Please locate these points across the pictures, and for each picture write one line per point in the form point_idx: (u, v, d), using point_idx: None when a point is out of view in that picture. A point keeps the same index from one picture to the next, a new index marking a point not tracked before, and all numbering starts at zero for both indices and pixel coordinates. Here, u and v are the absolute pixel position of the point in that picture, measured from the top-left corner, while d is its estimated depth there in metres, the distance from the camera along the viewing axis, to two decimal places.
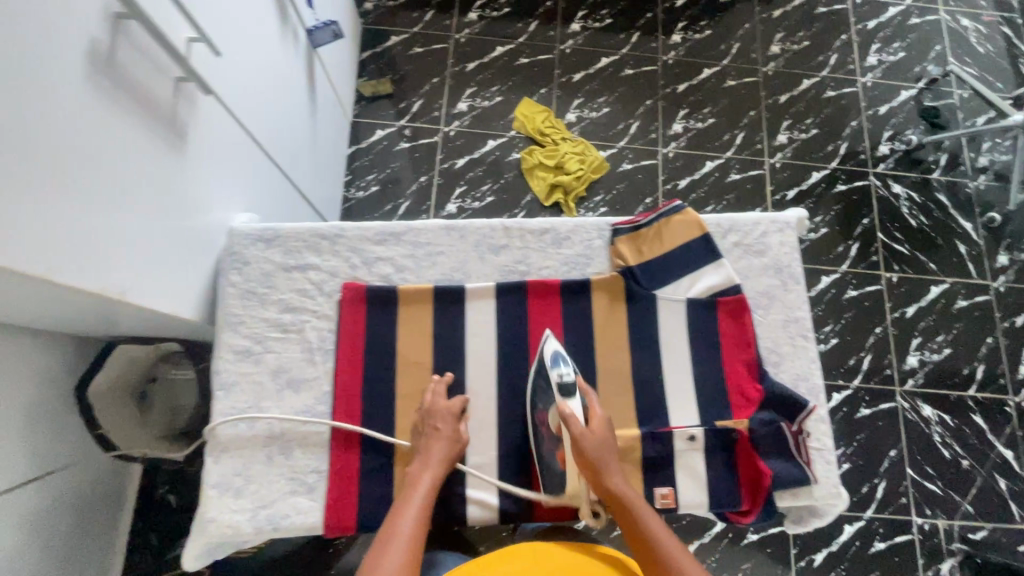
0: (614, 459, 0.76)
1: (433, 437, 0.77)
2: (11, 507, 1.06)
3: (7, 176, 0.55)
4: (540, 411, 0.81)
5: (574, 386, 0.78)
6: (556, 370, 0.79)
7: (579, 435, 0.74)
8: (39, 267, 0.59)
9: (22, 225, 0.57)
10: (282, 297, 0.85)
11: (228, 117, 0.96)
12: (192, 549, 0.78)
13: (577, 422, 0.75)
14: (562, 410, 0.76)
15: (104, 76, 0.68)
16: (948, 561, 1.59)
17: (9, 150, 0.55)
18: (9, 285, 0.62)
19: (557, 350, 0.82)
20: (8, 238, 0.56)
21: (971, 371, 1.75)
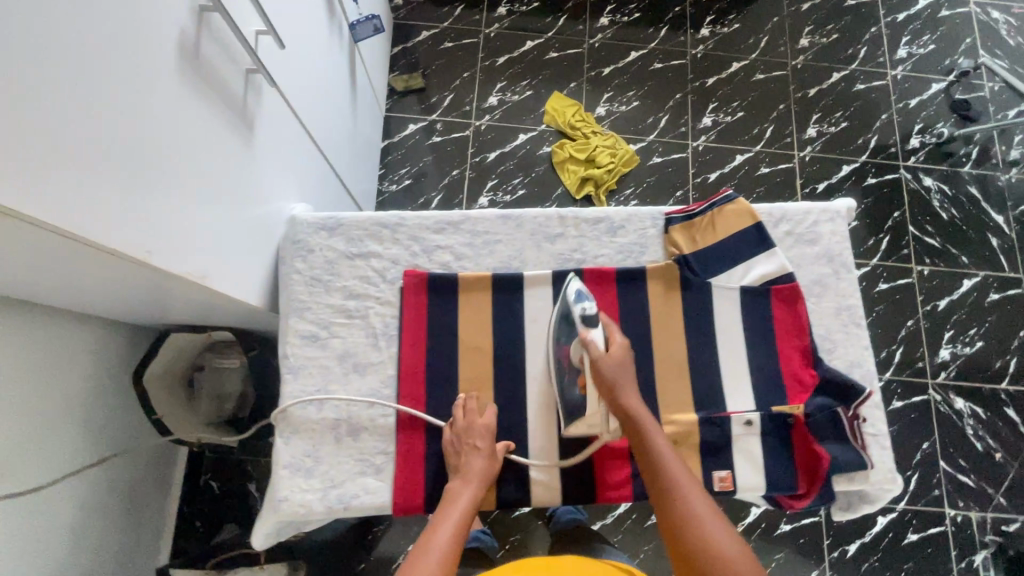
0: (632, 386, 0.80)
1: (471, 450, 0.79)
2: (71, 489, 1.09)
3: (108, 160, 0.58)
4: (563, 347, 0.85)
5: (596, 318, 0.82)
6: (579, 305, 0.83)
7: (599, 359, 0.79)
8: (134, 248, 0.63)
9: (117, 208, 0.60)
10: (346, 283, 0.88)
11: (288, 109, 0.98)
12: (264, 527, 0.81)
13: (596, 348, 0.80)
14: (584, 339, 0.81)
15: (190, 68, 0.70)
16: (982, 553, 1.59)
17: (110, 135, 0.58)
18: (107, 265, 0.65)
19: (581, 289, 0.85)
20: (108, 219, 0.59)
21: (1003, 365, 1.75)
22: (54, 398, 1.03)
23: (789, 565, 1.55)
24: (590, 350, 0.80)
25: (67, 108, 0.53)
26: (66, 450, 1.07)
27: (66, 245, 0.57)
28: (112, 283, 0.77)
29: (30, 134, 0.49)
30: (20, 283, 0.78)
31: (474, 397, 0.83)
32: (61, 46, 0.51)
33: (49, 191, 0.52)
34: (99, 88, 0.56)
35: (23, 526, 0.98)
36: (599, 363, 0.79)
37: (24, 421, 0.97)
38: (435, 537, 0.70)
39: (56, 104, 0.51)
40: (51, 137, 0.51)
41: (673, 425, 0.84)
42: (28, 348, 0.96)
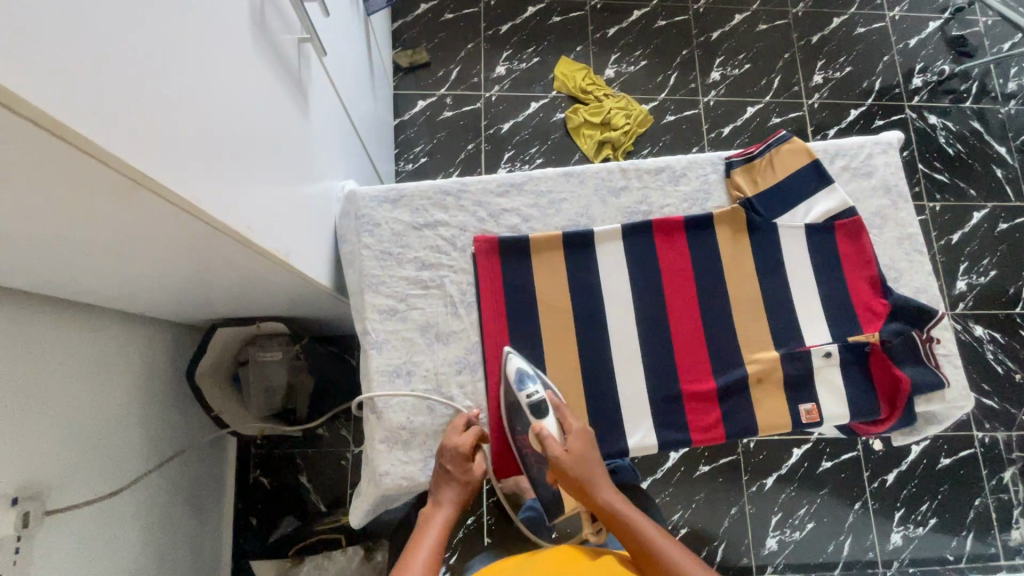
0: (598, 470, 0.78)
1: (455, 479, 0.76)
2: (138, 495, 1.07)
3: (212, 135, 0.59)
4: (519, 433, 0.81)
5: (544, 404, 0.78)
6: (525, 390, 0.79)
7: (559, 457, 0.76)
8: (240, 225, 0.63)
9: (227, 185, 0.61)
10: (417, 255, 0.86)
11: (331, 83, 0.97)
12: (366, 502, 0.81)
13: (554, 446, 0.77)
14: (539, 433, 0.78)
15: (259, 36, 0.69)
16: (1011, 470, 1.67)
17: (211, 108, 0.59)
18: (212, 249, 0.66)
19: (521, 367, 0.81)
20: (220, 195, 0.60)
21: (1015, 291, 1.81)
22: (113, 402, 1.01)
23: (833, 499, 1.61)
24: (547, 446, 0.77)
25: (177, 82, 0.53)
26: (131, 453, 1.05)
27: (185, 225, 0.58)
28: (193, 270, 0.76)
29: (154, 102, 0.49)
30: (96, 281, 0.77)
31: (463, 421, 0.79)
32: (165, 15, 0.51)
33: (177, 164, 0.52)
34: (195, 55, 0.56)
35: (104, 531, 0.97)
36: (560, 462, 0.77)
37: (90, 426, 0.95)
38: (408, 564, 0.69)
39: (170, 73, 0.52)
40: (170, 110, 0.52)
41: (756, 364, 0.86)
42: (81, 352, 0.93)
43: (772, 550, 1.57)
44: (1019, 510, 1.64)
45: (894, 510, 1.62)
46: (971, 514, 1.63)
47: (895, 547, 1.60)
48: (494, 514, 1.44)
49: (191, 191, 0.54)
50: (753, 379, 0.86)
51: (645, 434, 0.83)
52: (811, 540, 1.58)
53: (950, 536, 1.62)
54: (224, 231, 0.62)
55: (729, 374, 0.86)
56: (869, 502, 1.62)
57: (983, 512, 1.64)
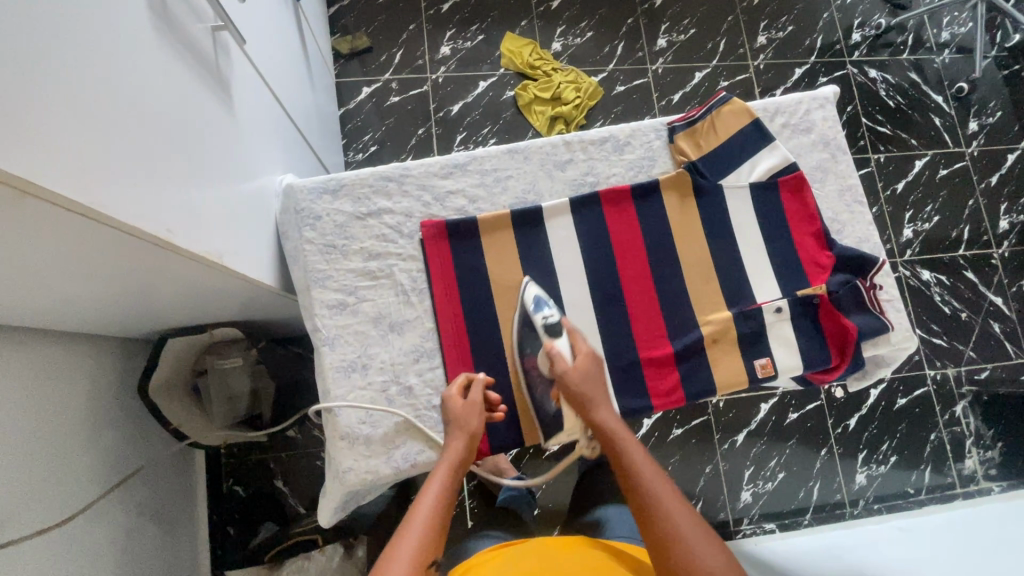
0: (602, 394, 0.78)
1: (456, 430, 0.75)
2: (98, 519, 1.03)
3: (116, 135, 0.55)
4: (529, 356, 0.83)
5: (559, 326, 0.80)
6: (540, 313, 0.81)
7: (566, 372, 0.77)
8: (160, 229, 0.60)
9: (139, 188, 0.57)
10: (363, 245, 0.84)
11: (257, 74, 0.92)
12: (332, 500, 0.80)
13: (562, 361, 0.78)
14: (550, 350, 0.79)
15: (163, 25, 0.64)
16: (962, 404, 1.76)
17: (110, 106, 0.54)
18: (133, 256, 0.62)
19: (539, 294, 0.84)
20: (131, 199, 0.56)
21: (958, 234, 1.89)
22: (59, 425, 0.96)
23: (801, 448, 1.68)
24: (556, 362, 0.78)
25: (66, 80, 0.49)
26: (83, 478, 1.00)
27: (94, 233, 0.54)
28: (120, 282, 0.71)
29: (37, 106, 0.45)
30: (18, 303, 0.72)
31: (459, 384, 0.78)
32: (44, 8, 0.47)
33: (75, 172, 0.49)
34: (83, 49, 0.51)
35: (63, 558, 0.93)
36: (565, 375, 0.77)
37: (35, 453, 0.90)
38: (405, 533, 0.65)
39: (54, 72, 0.47)
40: (59, 112, 0.47)
41: (711, 325, 0.87)
42: (17, 379, 0.87)
43: (747, 503, 1.62)
44: (970, 441, 1.74)
45: (858, 453, 1.70)
46: (928, 448, 1.73)
47: (860, 487, 1.68)
48: (475, 498, 1.45)
49: (94, 199, 0.51)
50: (709, 341, 0.87)
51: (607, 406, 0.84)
52: (782, 489, 1.65)
53: (910, 471, 1.71)
54: (140, 238, 0.58)
55: (685, 337, 0.86)
56: (834, 448, 1.69)
57: (938, 445, 1.73)
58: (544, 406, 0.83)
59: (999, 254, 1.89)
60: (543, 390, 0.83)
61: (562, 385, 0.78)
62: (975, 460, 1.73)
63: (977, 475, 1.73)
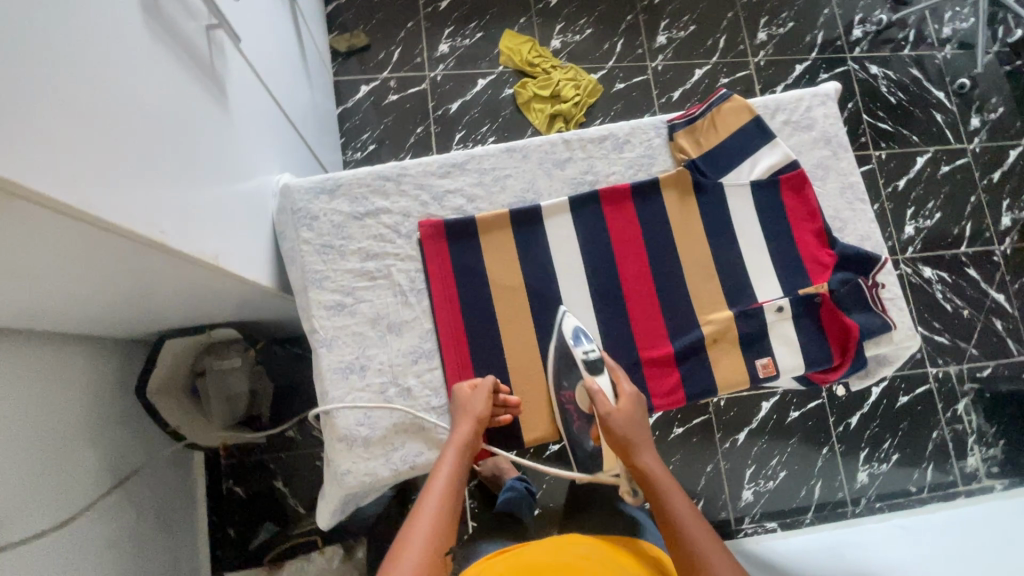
0: (643, 434, 0.79)
1: (460, 419, 0.76)
2: (96, 521, 1.02)
3: (108, 136, 0.54)
4: (566, 391, 0.81)
5: (600, 362, 0.79)
6: (580, 347, 0.79)
7: (608, 412, 0.77)
8: (154, 230, 0.59)
9: (133, 189, 0.56)
10: (361, 245, 0.83)
11: (252, 73, 0.91)
12: (331, 503, 0.79)
13: (605, 402, 0.77)
14: (590, 388, 0.78)
15: (155, 23, 0.63)
16: (964, 401, 1.75)
17: (102, 106, 0.53)
18: (126, 257, 0.61)
19: (577, 326, 0.82)
20: (124, 200, 0.55)
21: (960, 231, 1.88)
22: (57, 426, 0.95)
23: (802, 447, 1.67)
24: (598, 403, 0.77)
25: (56, 79, 0.48)
26: (82, 480, 1.00)
27: (86, 235, 0.53)
28: (114, 284, 0.70)
29: (27, 106, 0.44)
30: (12, 306, 0.71)
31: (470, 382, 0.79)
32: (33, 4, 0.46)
33: (66, 173, 0.48)
34: (73, 48, 0.50)
35: (63, 561, 0.93)
36: (608, 416, 0.77)
37: (33, 456, 0.89)
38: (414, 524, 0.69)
39: (44, 72, 0.46)
40: (50, 112, 0.47)
41: (713, 325, 0.86)
42: (14, 381, 0.87)
43: (748, 501, 1.62)
44: (972, 438, 1.74)
45: (859, 451, 1.69)
46: (930, 446, 1.72)
47: (862, 485, 1.67)
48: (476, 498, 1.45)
49: (87, 201, 0.50)
50: (710, 340, 0.86)
51: None
52: (784, 487, 1.64)
53: (912, 469, 1.70)
54: (134, 239, 0.57)
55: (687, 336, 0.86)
56: (836, 446, 1.68)
57: (940, 443, 1.73)
58: (580, 441, 0.82)
59: (1002, 250, 1.88)
60: (580, 425, 0.82)
61: (604, 426, 0.77)
62: (978, 458, 1.73)
63: (979, 473, 1.72)
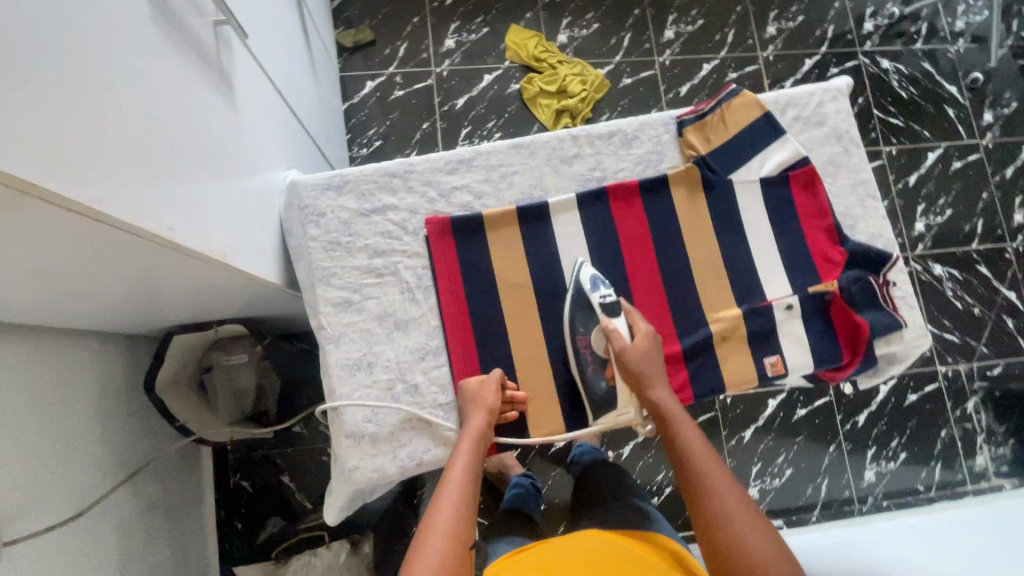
0: (659, 373, 0.79)
1: (471, 415, 0.76)
2: (105, 513, 1.04)
3: (116, 133, 0.54)
4: (581, 337, 0.82)
5: (616, 305, 0.80)
6: (597, 292, 0.81)
7: (625, 351, 0.78)
8: (160, 227, 0.59)
9: (141, 186, 0.56)
10: (368, 242, 0.83)
11: (259, 68, 0.90)
12: (338, 499, 0.79)
13: (620, 338, 0.79)
14: (607, 329, 0.80)
15: (162, 19, 0.63)
16: (974, 400, 1.74)
17: (111, 103, 0.53)
18: (132, 254, 0.61)
19: (594, 273, 0.83)
20: (131, 197, 0.55)
21: (971, 227, 1.86)
22: (66, 419, 0.96)
23: (809, 445, 1.66)
24: (614, 340, 0.79)
25: (65, 77, 0.48)
26: (91, 473, 1.01)
27: (93, 232, 0.53)
28: (121, 280, 0.71)
29: (36, 104, 0.44)
30: (21, 301, 0.71)
31: (478, 380, 0.79)
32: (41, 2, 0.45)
33: (74, 172, 0.48)
34: (81, 45, 0.50)
35: (71, 552, 0.94)
36: (625, 352, 0.78)
37: (42, 449, 0.90)
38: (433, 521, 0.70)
39: (53, 69, 0.46)
40: (58, 110, 0.47)
41: (720, 323, 0.86)
42: (24, 375, 0.87)
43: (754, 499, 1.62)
44: (982, 437, 1.72)
45: (866, 449, 1.68)
46: (938, 445, 1.71)
47: (869, 484, 1.66)
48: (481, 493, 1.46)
49: (95, 199, 0.50)
50: (718, 338, 0.86)
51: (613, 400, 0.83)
52: (790, 485, 1.63)
53: (920, 468, 1.69)
54: (140, 237, 0.57)
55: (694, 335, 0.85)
56: (843, 444, 1.67)
57: (949, 442, 1.71)
58: (596, 385, 0.82)
59: (1014, 248, 1.86)
60: (595, 369, 0.82)
61: (620, 363, 0.79)
62: (987, 457, 1.71)
63: (988, 472, 1.71)
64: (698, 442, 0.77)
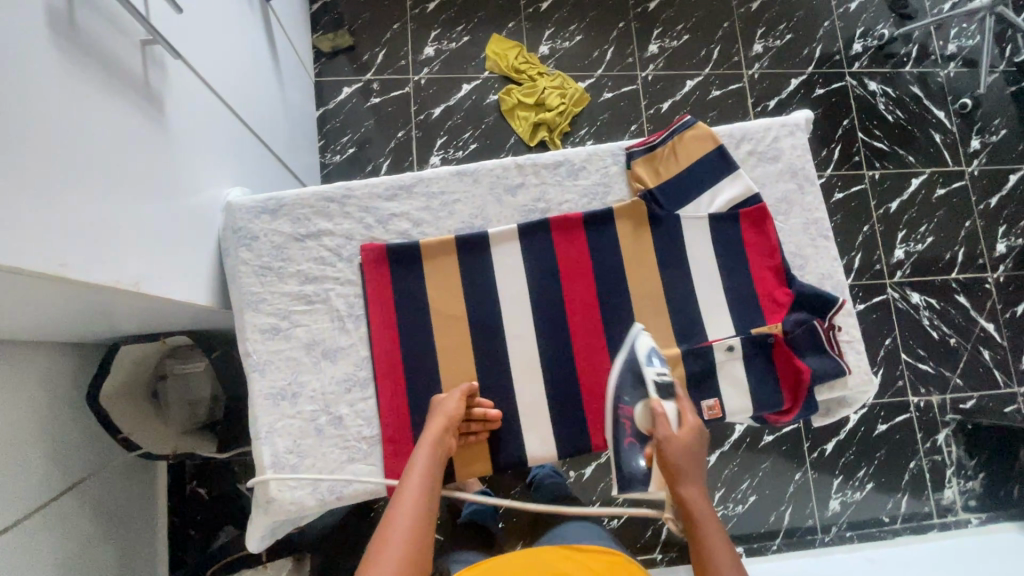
0: (697, 468, 0.76)
1: (432, 419, 0.76)
2: (51, 519, 1.03)
3: (8, 168, 0.51)
4: (625, 406, 0.79)
5: (670, 387, 0.78)
6: (652, 369, 0.78)
7: (667, 438, 0.75)
8: (54, 263, 0.56)
9: (33, 221, 0.53)
10: (300, 268, 0.82)
11: (202, 84, 0.88)
12: (256, 530, 0.78)
13: (667, 425, 0.75)
14: (654, 409, 0.77)
15: (70, 42, 0.60)
16: (945, 432, 1.72)
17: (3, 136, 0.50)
18: (28, 286, 0.58)
19: (651, 346, 0.81)
20: (20, 234, 0.52)
21: (952, 256, 1.83)
22: (11, 428, 0.95)
23: (774, 472, 1.64)
24: (659, 423, 0.76)
25: None
26: (36, 481, 1.00)
27: None
28: (21, 302, 0.66)
29: None
30: None
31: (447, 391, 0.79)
32: None
33: None
34: None
35: (15, 560, 0.93)
36: (667, 438, 0.75)
37: None
38: (389, 528, 0.66)
39: None
40: None
41: None
42: None
43: None
44: (951, 470, 1.70)
45: (832, 478, 1.66)
46: (906, 476, 1.69)
47: (833, 513, 1.65)
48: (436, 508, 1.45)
49: None
50: None
51: (543, 434, 0.82)
52: (753, 511, 1.62)
53: (886, 499, 1.67)
54: (30, 276, 0.54)
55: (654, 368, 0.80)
56: (809, 472, 1.66)
57: (917, 474, 1.69)
58: (628, 461, 0.79)
59: (994, 278, 1.83)
60: (631, 443, 0.80)
61: (660, 448, 0.76)
62: (955, 490, 1.69)
63: (956, 505, 1.69)
64: (722, 544, 0.71)
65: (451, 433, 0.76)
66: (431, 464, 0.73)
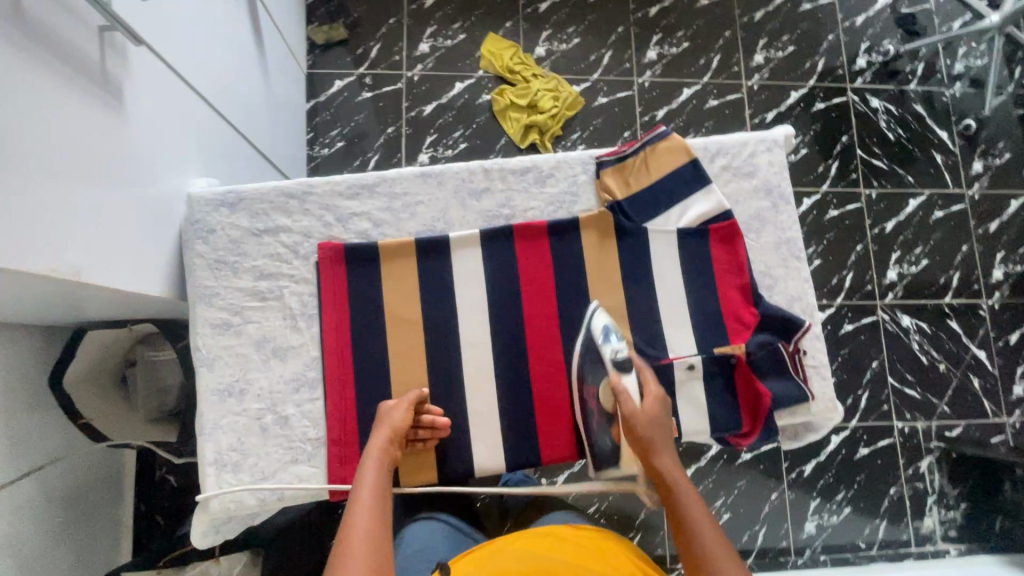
0: (666, 439, 0.76)
1: (378, 428, 0.75)
2: (14, 499, 1.03)
3: None
4: (590, 386, 0.81)
5: (628, 361, 0.77)
6: (609, 346, 0.78)
7: (631, 411, 0.75)
8: None
9: None
10: (255, 264, 0.81)
11: (169, 74, 0.87)
12: (196, 528, 0.77)
13: (629, 399, 0.76)
14: (615, 385, 0.77)
15: (16, 25, 0.59)
16: (928, 459, 1.68)
17: None
18: None
19: (607, 324, 0.81)
20: None
21: (946, 280, 1.79)
22: None
23: (750, 491, 1.62)
24: (621, 399, 0.76)
25: None
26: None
27: None
28: None
29: None
30: None
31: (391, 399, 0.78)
32: None
33: None
34: None
35: None
36: (632, 413, 0.75)
37: None
38: (351, 539, 0.64)
39: None
40: None
41: None
42: None
43: None
44: (932, 499, 1.67)
45: (810, 499, 1.63)
46: (886, 501, 1.65)
47: (808, 536, 1.62)
48: None
49: None
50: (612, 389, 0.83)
51: (494, 444, 0.81)
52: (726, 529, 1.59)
53: (864, 524, 1.64)
54: None
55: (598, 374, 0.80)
56: (786, 492, 1.63)
57: (897, 500, 1.66)
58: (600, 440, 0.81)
59: (988, 305, 1.79)
60: (601, 424, 0.81)
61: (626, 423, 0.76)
62: (935, 519, 1.66)
63: (935, 535, 1.65)
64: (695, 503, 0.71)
65: (399, 440, 0.75)
66: (381, 474, 0.71)
